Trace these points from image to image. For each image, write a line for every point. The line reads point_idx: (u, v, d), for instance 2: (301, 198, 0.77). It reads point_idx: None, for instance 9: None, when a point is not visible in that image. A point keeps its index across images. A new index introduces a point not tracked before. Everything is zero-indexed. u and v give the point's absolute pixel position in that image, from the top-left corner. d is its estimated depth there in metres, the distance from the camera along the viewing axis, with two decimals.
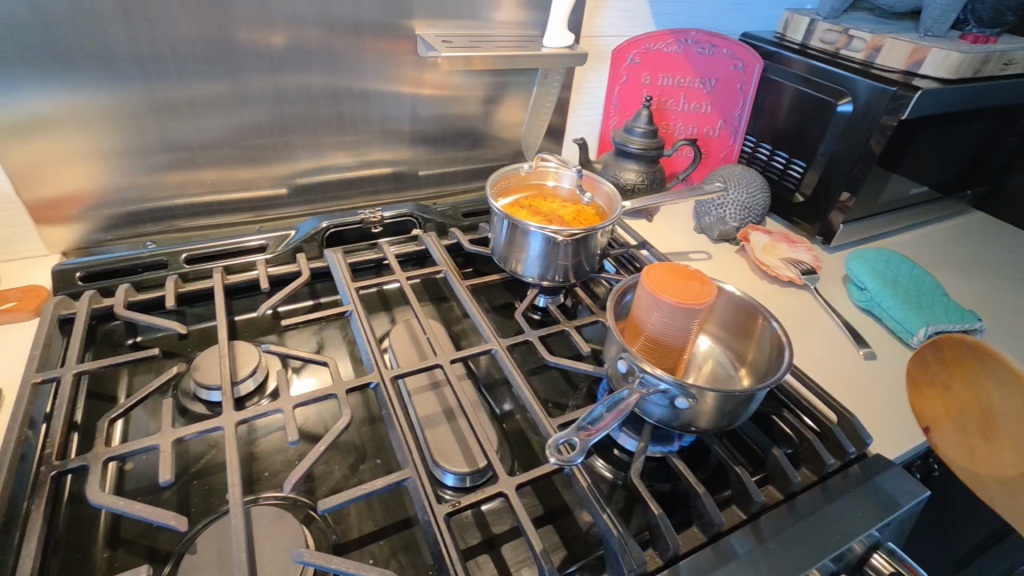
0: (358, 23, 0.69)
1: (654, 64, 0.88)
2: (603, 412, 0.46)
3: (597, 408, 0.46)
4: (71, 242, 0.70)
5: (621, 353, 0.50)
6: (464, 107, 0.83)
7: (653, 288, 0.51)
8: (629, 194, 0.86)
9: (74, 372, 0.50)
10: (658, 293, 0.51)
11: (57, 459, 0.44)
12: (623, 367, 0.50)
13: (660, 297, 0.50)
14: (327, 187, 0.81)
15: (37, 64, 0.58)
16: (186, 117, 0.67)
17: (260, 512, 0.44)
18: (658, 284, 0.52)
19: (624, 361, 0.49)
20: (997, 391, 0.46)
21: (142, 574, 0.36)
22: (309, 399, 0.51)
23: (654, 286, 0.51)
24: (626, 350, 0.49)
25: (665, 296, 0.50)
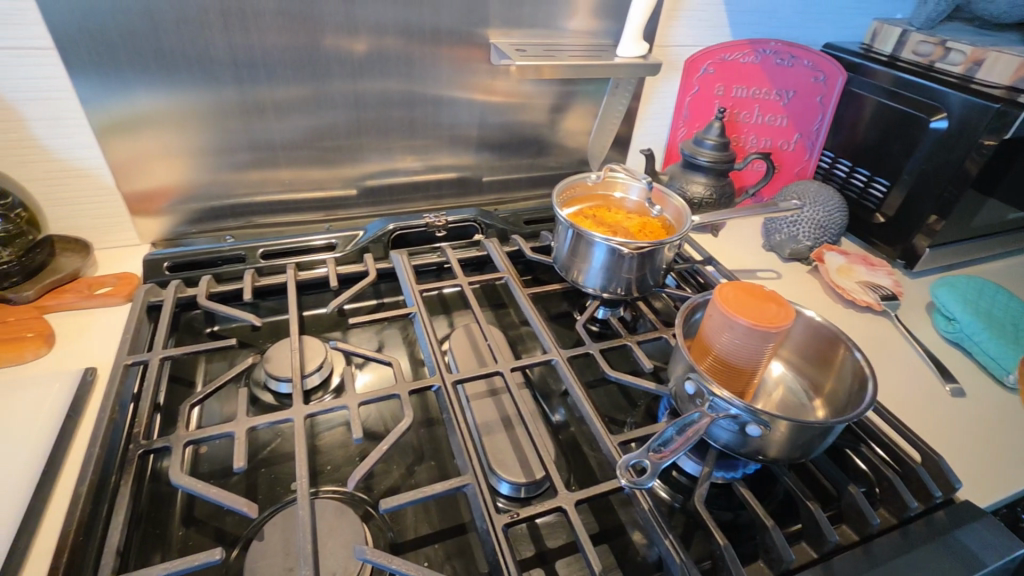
0: (436, 31, 0.71)
1: (729, 75, 0.86)
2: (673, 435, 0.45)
3: (666, 431, 0.45)
4: (160, 233, 0.74)
5: (689, 373, 0.48)
6: (531, 115, 0.84)
7: (726, 307, 0.49)
8: (695, 207, 0.84)
9: (161, 356, 0.53)
10: (731, 313, 0.49)
11: (144, 438, 0.46)
12: (690, 388, 0.48)
13: (734, 318, 0.48)
14: (394, 189, 0.83)
15: (144, 68, 0.62)
16: (270, 119, 0.71)
17: (324, 505, 0.46)
18: (731, 304, 0.50)
19: (692, 383, 0.47)
20: None
21: (216, 556, 0.38)
22: (373, 398, 0.52)
23: (728, 306, 0.49)
24: (694, 371, 0.47)
25: (740, 317, 0.48)
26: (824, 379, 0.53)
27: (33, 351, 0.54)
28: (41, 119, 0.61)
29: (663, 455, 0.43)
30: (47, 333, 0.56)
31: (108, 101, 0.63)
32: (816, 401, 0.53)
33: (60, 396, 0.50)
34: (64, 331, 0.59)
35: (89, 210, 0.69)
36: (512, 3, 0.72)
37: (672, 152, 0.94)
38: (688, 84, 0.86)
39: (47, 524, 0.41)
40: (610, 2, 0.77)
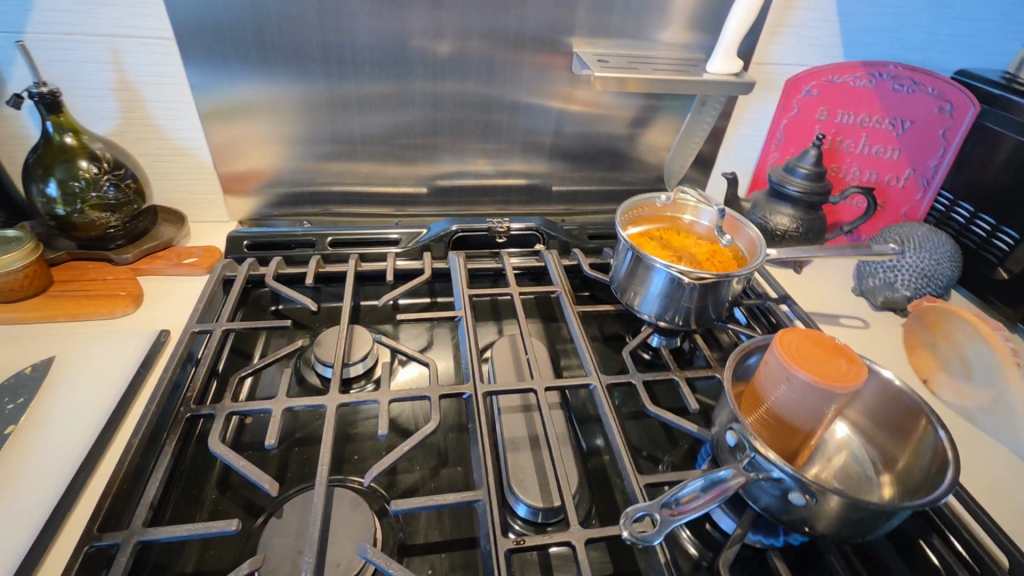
0: (520, 37, 0.71)
1: (834, 98, 0.78)
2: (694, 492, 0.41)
3: (690, 484, 0.41)
4: (247, 213, 0.80)
5: (733, 423, 0.44)
6: (609, 127, 0.81)
7: (786, 355, 0.45)
8: (777, 239, 0.77)
9: (224, 328, 0.58)
10: (791, 362, 0.44)
11: (194, 403, 0.50)
12: (731, 440, 0.44)
13: (794, 368, 0.44)
14: (463, 191, 0.84)
15: (248, 60, 0.67)
16: (354, 114, 0.74)
17: (342, 494, 0.47)
18: (793, 352, 0.45)
19: (734, 435, 0.43)
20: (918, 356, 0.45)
21: (234, 526, 0.40)
22: (405, 397, 0.53)
23: (789, 354, 0.45)
24: (738, 420, 0.43)
25: (801, 368, 0.43)
26: (897, 452, 0.47)
27: (122, 309, 0.61)
28: (158, 101, 0.68)
29: (675, 513, 0.39)
30: (136, 294, 0.62)
31: (215, 89, 0.68)
32: (884, 476, 0.46)
33: (136, 352, 0.55)
34: (152, 294, 0.65)
35: (189, 186, 0.76)
36: (602, 11, 0.70)
37: (759, 177, 0.87)
38: (785, 106, 0.80)
39: (104, 468, 0.46)
40: (707, 15, 0.73)
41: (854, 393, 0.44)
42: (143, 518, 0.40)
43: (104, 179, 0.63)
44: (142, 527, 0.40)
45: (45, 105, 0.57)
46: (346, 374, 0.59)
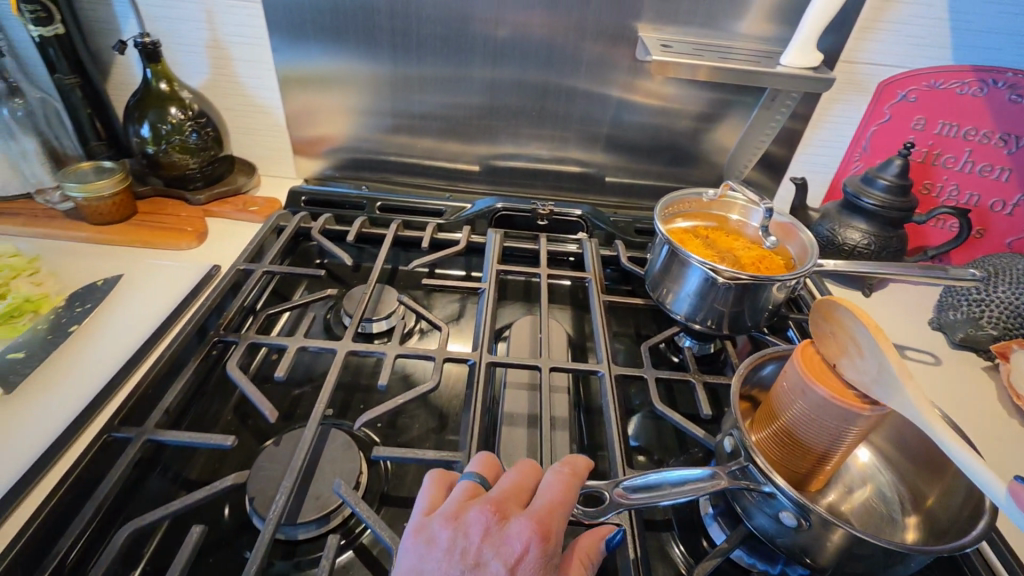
0: (584, 23, 0.69)
1: (934, 106, 0.70)
2: (658, 483, 0.38)
3: (653, 475, 0.38)
4: (313, 173, 0.86)
5: (732, 430, 0.41)
6: (672, 120, 0.78)
7: (803, 365, 0.38)
8: (846, 255, 0.69)
9: (264, 269, 0.62)
10: (809, 374, 0.37)
11: (224, 330, 0.55)
12: (728, 447, 0.41)
13: (811, 381, 0.37)
14: (515, 173, 0.84)
15: (322, 29, 0.71)
16: (415, 89, 0.76)
17: (337, 436, 0.49)
18: (810, 363, 0.38)
19: (731, 442, 0.41)
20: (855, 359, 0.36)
21: (230, 441, 0.43)
22: (412, 354, 0.54)
23: (807, 365, 0.38)
24: (737, 428, 0.40)
25: (819, 383, 0.36)
26: (927, 492, 0.41)
27: (187, 242, 0.67)
28: (243, 60, 0.74)
29: (624, 496, 0.37)
30: (201, 231, 0.69)
31: (291, 55, 0.73)
32: (910, 517, 0.41)
33: (188, 281, 0.61)
34: (215, 233, 0.71)
35: (264, 142, 0.82)
36: None
37: (836, 188, 0.80)
38: (875, 111, 0.73)
39: (138, 374, 0.51)
40: (791, 6, 0.68)
41: (879, 420, 0.36)
42: (155, 421, 0.45)
43: (187, 125, 0.69)
44: (153, 429, 0.44)
45: (146, 54, 0.65)
46: (369, 329, 0.62)
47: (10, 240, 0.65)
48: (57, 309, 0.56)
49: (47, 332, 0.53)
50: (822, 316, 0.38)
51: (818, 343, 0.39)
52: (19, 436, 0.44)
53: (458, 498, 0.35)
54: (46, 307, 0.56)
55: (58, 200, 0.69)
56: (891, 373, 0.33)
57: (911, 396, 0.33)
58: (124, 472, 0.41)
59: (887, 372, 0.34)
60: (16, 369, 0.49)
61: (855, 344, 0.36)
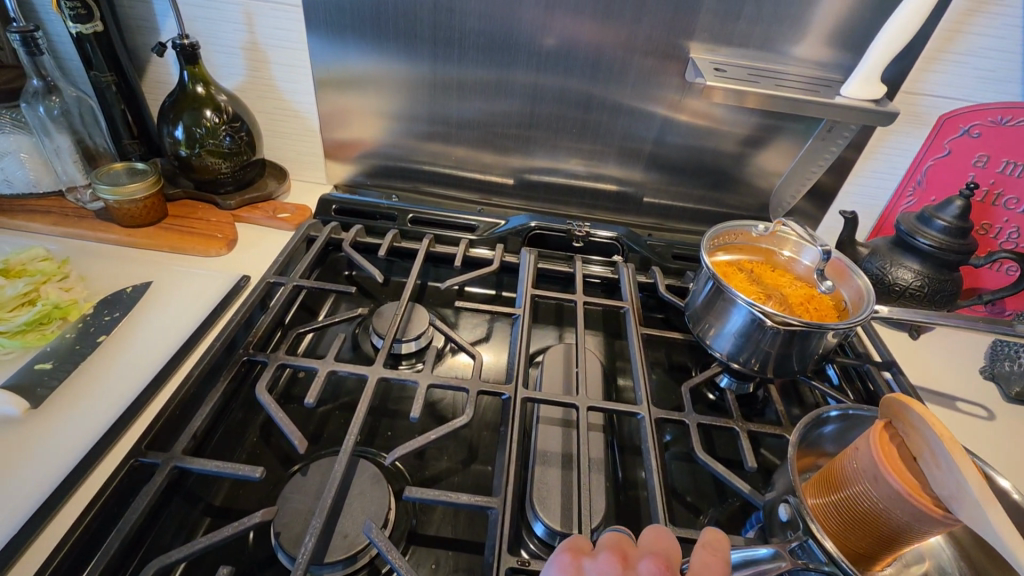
0: (633, 38, 0.67)
1: (999, 144, 0.66)
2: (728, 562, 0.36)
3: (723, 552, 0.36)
4: (343, 179, 0.84)
5: (789, 496, 0.40)
6: (717, 143, 0.75)
7: (880, 448, 0.36)
8: (896, 296, 0.66)
9: (295, 283, 0.60)
10: (885, 460, 0.35)
11: (253, 348, 0.53)
12: (783, 515, 0.40)
13: (887, 468, 0.35)
14: (550, 189, 0.82)
15: (362, 33, 0.69)
16: (454, 98, 0.74)
17: (365, 467, 0.47)
18: (888, 447, 0.36)
19: (787, 509, 0.39)
20: (934, 466, 0.33)
21: (258, 472, 0.42)
22: (444, 384, 0.52)
23: (886, 450, 0.36)
24: (795, 495, 0.39)
25: (895, 472, 0.34)
26: None
27: (216, 249, 0.66)
28: (280, 63, 0.72)
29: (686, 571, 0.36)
30: (231, 238, 0.67)
31: (329, 58, 0.71)
32: None
33: (217, 293, 0.60)
34: (244, 241, 0.70)
35: (297, 146, 0.81)
36: (728, 16, 0.64)
37: (885, 223, 0.77)
38: (934, 145, 0.69)
39: (164, 391, 0.50)
40: (854, 32, 0.64)
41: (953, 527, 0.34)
42: (183, 446, 0.43)
43: (222, 129, 0.68)
44: (181, 454, 0.43)
45: (184, 55, 0.63)
46: (398, 349, 0.60)
47: (40, 239, 0.64)
48: (85, 316, 0.55)
49: (74, 341, 0.52)
50: (895, 409, 0.36)
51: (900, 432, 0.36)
52: (46, 454, 0.43)
53: (611, 545, 0.33)
54: (74, 314, 0.55)
55: (88, 199, 0.68)
56: (970, 494, 0.30)
57: (993, 524, 0.29)
58: (150, 501, 0.40)
59: (965, 492, 0.31)
60: (43, 381, 0.48)
61: (935, 452, 0.33)
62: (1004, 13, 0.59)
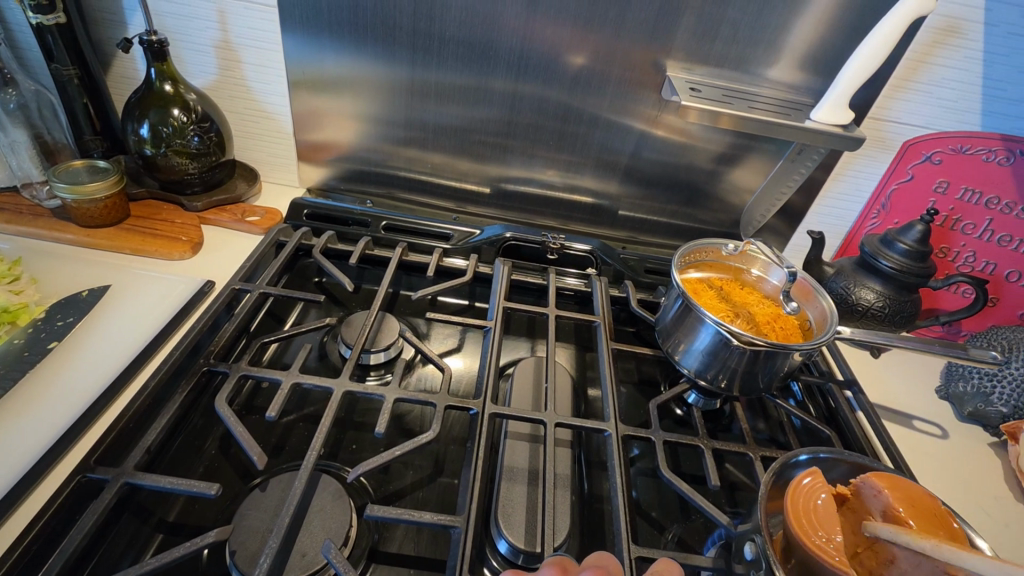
0: (611, 52, 0.67)
1: (958, 171, 0.69)
2: None
3: None
4: (316, 183, 0.83)
5: (754, 534, 0.39)
6: (691, 159, 0.76)
7: (791, 502, 0.38)
8: (859, 315, 0.68)
9: (261, 290, 0.59)
10: (796, 519, 0.37)
11: (215, 357, 0.51)
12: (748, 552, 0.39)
13: (794, 522, 0.37)
14: (525, 199, 0.82)
15: (340, 35, 0.68)
16: (432, 104, 0.74)
17: (327, 483, 0.46)
18: (803, 505, 0.38)
19: (753, 548, 0.38)
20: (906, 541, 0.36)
21: (214, 489, 0.41)
22: (412, 399, 0.51)
23: (799, 521, 0.37)
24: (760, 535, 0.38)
25: (811, 535, 0.36)
26: None
27: (180, 253, 0.64)
28: (253, 64, 0.71)
29: None
30: (196, 241, 0.65)
31: (305, 60, 0.70)
32: None
33: (178, 299, 0.58)
34: (210, 244, 0.68)
35: (270, 148, 0.79)
36: (705, 35, 0.65)
37: (850, 244, 0.79)
38: (898, 170, 0.72)
39: (115, 402, 0.48)
40: (825, 57, 0.66)
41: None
42: (136, 462, 0.42)
43: (190, 129, 0.66)
44: (131, 470, 0.41)
45: (152, 52, 0.61)
46: (366, 360, 0.59)
47: None
48: (36, 321, 0.53)
49: (23, 347, 0.50)
50: (808, 490, 0.39)
51: (817, 506, 0.38)
52: None
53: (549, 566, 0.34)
54: (23, 318, 0.52)
55: (45, 196, 0.65)
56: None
57: None
58: (97, 519, 0.38)
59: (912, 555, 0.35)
60: None
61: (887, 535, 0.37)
62: (965, 46, 0.62)
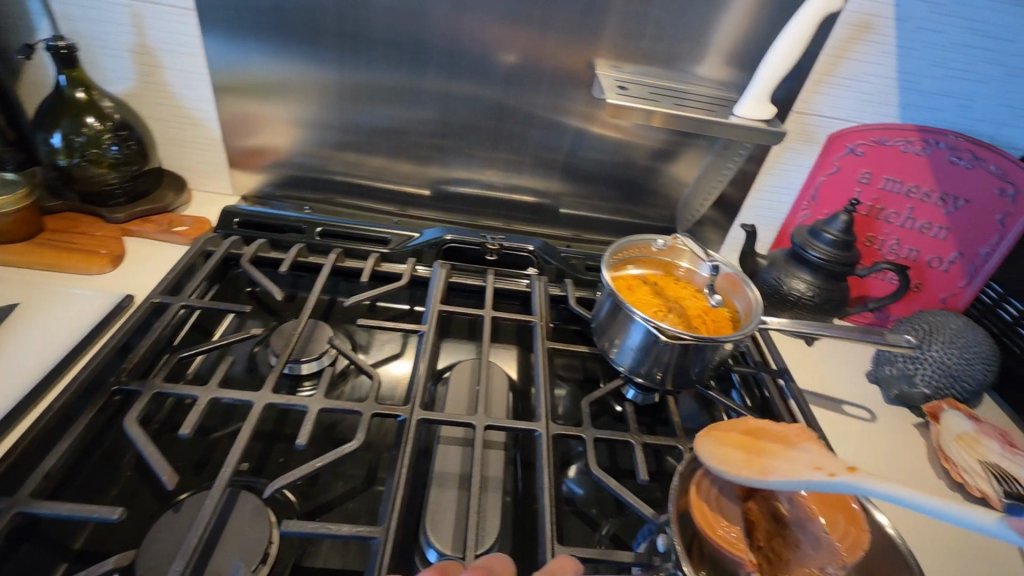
0: (541, 49, 0.67)
1: (879, 162, 0.71)
2: None
3: None
4: (251, 189, 0.80)
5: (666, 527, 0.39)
6: (627, 156, 0.76)
7: (693, 490, 0.40)
8: (791, 306, 0.70)
9: (183, 303, 0.57)
10: (698, 506, 0.39)
11: (128, 374, 0.50)
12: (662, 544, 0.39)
13: (696, 509, 0.39)
14: (466, 199, 0.82)
15: (264, 37, 0.67)
16: (364, 106, 0.73)
17: (246, 499, 0.45)
18: (709, 494, 0.40)
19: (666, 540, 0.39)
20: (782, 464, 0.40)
21: (116, 513, 0.39)
22: (338, 408, 0.50)
23: (701, 508, 0.39)
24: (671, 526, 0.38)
25: (714, 524, 0.38)
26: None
27: (98, 267, 0.62)
28: (174, 68, 0.68)
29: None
30: (116, 254, 0.63)
31: (230, 63, 0.68)
32: None
33: (94, 315, 0.55)
34: (133, 256, 0.66)
35: (198, 155, 0.77)
36: (630, 33, 0.66)
37: (784, 236, 0.80)
38: (824, 162, 0.73)
39: (17, 427, 0.45)
40: (749, 52, 0.67)
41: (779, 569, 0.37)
42: (32, 490, 0.40)
43: (106, 137, 0.64)
44: (27, 499, 0.39)
45: (59, 58, 0.59)
46: (297, 370, 0.57)
47: None
48: None
49: None
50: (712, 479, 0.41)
51: (719, 494, 0.40)
52: None
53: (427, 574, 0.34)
54: None
55: None
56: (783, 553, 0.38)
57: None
58: None
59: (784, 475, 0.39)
60: None
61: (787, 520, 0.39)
62: (878, 41, 0.64)
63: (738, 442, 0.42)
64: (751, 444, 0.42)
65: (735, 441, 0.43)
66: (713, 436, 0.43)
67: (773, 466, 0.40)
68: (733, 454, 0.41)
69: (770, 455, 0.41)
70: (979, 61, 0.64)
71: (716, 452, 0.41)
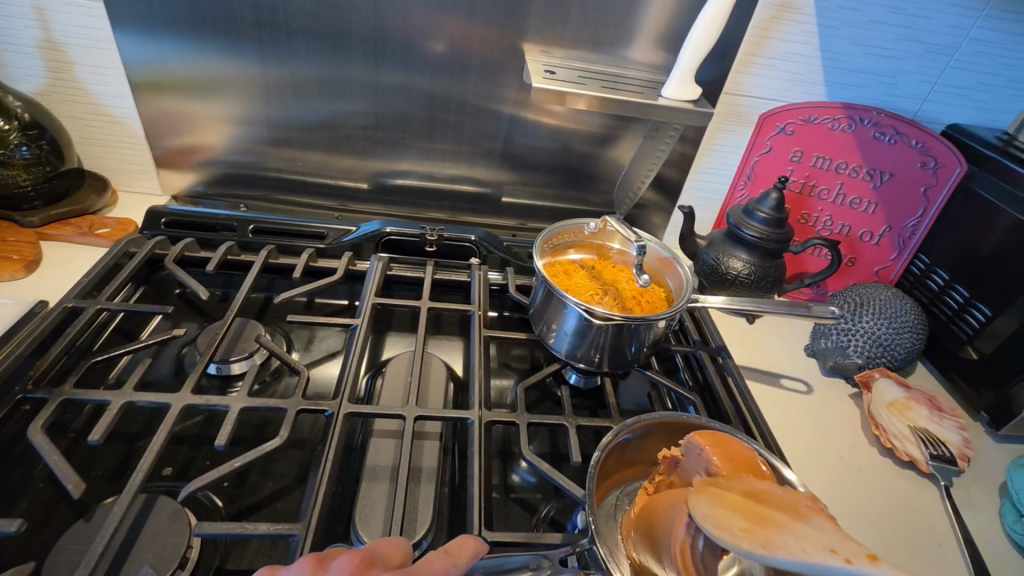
0: (467, 36, 0.66)
1: (809, 140, 0.73)
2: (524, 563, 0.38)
3: (516, 558, 0.38)
4: (181, 189, 0.78)
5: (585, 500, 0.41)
6: (564, 142, 0.76)
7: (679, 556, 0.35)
8: (730, 285, 0.70)
9: (98, 306, 0.55)
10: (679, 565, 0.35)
11: (33, 383, 0.47)
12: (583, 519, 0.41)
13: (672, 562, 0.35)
14: (406, 192, 0.81)
15: (179, 30, 0.64)
16: (292, 99, 0.71)
17: (164, 504, 0.43)
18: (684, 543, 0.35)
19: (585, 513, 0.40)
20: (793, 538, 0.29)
21: (13, 525, 0.37)
22: (261, 406, 0.49)
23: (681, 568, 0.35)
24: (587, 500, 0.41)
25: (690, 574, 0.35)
26: None
27: (10, 273, 0.59)
28: (86, 64, 0.66)
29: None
30: (30, 259, 0.60)
31: (144, 57, 0.66)
32: None
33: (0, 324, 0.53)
34: (51, 261, 0.63)
35: (122, 155, 0.74)
36: (555, 17, 0.65)
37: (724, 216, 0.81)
38: (758, 142, 0.74)
39: None
40: (675, 36, 0.68)
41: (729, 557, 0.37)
42: None
43: (13, 137, 0.60)
44: None
45: None
46: (225, 371, 0.56)
47: None
48: None
49: None
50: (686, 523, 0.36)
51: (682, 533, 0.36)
52: None
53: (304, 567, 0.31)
54: None
55: None
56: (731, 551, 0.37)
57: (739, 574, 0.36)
58: None
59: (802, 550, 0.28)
60: None
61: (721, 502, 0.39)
62: (800, 21, 0.64)
63: (737, 505, 0.33)
64: (752, 509, 0.32)
65: (735, 502, 0.33)
66: (712, 495, 0.34)
67: (780, 541, 0.29)
68: (732, 519, 0.31)
69: (774, 524, 0.30)
70: (895, 39, 0.65)
71: (712, 515, 0.32)
